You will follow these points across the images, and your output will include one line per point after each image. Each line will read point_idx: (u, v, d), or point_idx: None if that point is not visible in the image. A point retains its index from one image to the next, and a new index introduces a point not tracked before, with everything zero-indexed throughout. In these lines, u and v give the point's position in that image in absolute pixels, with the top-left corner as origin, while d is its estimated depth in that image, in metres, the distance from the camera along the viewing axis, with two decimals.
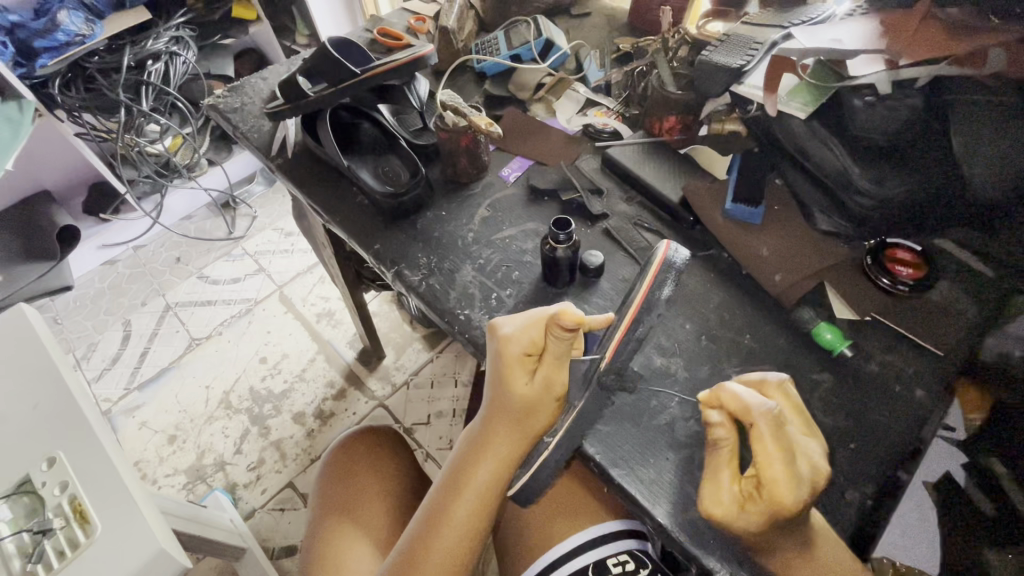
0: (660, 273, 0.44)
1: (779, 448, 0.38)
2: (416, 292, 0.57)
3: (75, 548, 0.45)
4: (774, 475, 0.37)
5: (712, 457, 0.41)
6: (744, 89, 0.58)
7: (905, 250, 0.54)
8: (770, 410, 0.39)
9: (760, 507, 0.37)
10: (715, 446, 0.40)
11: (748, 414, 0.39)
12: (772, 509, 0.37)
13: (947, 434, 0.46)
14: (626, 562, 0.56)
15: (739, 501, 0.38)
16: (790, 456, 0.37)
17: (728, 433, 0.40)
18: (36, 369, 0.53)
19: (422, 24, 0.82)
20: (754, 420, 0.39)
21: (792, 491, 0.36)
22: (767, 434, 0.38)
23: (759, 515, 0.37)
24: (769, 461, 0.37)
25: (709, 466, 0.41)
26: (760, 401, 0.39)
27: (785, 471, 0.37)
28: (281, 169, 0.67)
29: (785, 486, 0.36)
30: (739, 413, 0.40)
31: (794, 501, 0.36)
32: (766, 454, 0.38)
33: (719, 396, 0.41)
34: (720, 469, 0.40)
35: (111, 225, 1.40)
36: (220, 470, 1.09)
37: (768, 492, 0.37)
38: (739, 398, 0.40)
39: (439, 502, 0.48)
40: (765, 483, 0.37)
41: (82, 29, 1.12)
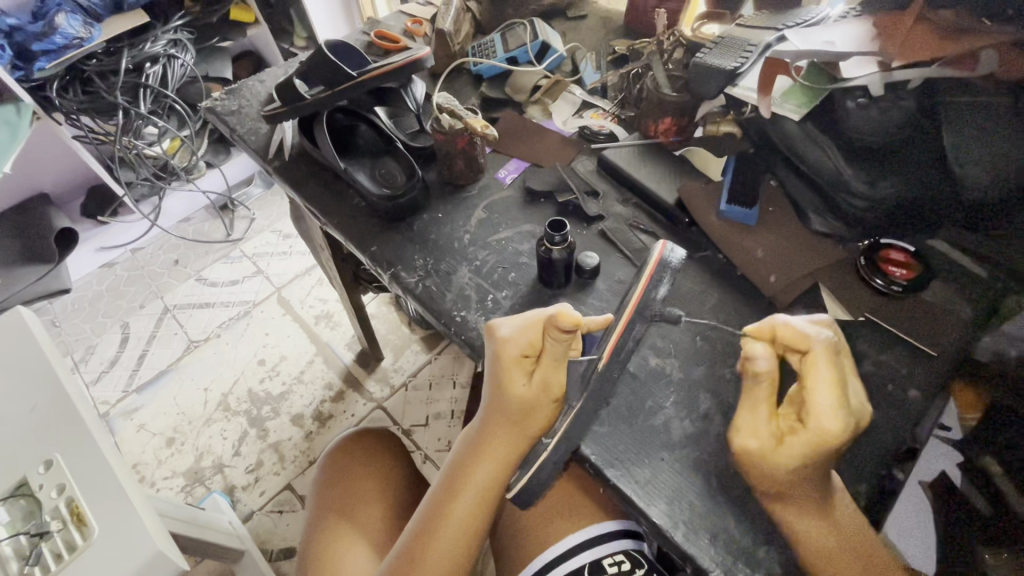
0: (656, 274, 0.45)
1: (831, 376, 0.37)
2: (413, 294, 0.57)
3: (72, 551, 0.46)
4: (819, 403, 0.36)
5: (750, 392, 0.39)
6: (738, 91, 0.59)
7: (898, 251, 0.54)
8: (828, 340, 0.39)
9: (800, 438, 0.36)
10: (754, 380, 0.39)
11: (804, 341, 0.39)
12: (814, 441, 0.35)
13: (944, 434, 0.50)
14: (621, 562, 0.56)
15: (777, 435, 0.37)
16: (840, 388, 0.36)
17: (772, 364, 0.38)
18: (33, 371, 0.53)
19: (419, 27, 0.83)
20: (811, 346, 0.39)
21: (838, 421, 0.35)
22: (821, 361, 0.38)
23: (799, 447, 0.36)
24: (817, 388, 0.37)
25: (747, 401, 0.39)
26: (817, 331, 0.39)
27: (835, 397, 0.36)
28: (278, 171, 0.67)
29: (828, 415, 0.35)
30: (792, 341, 0.40)
31: (838, 432, 0.35)
32: (817, 379, 0.37)
33: (771, 327, 0.42)
34: (760, 402, 0.39)
35: (111, 227, 1.41)
36: (218, 472, 1.09)
37: (812, 419, 0.36)
38: (794, 326, 0.40)
39: (437, 502, 0.48)
40: (809, 413, 0.36)
41: (79, 32, 1.12)
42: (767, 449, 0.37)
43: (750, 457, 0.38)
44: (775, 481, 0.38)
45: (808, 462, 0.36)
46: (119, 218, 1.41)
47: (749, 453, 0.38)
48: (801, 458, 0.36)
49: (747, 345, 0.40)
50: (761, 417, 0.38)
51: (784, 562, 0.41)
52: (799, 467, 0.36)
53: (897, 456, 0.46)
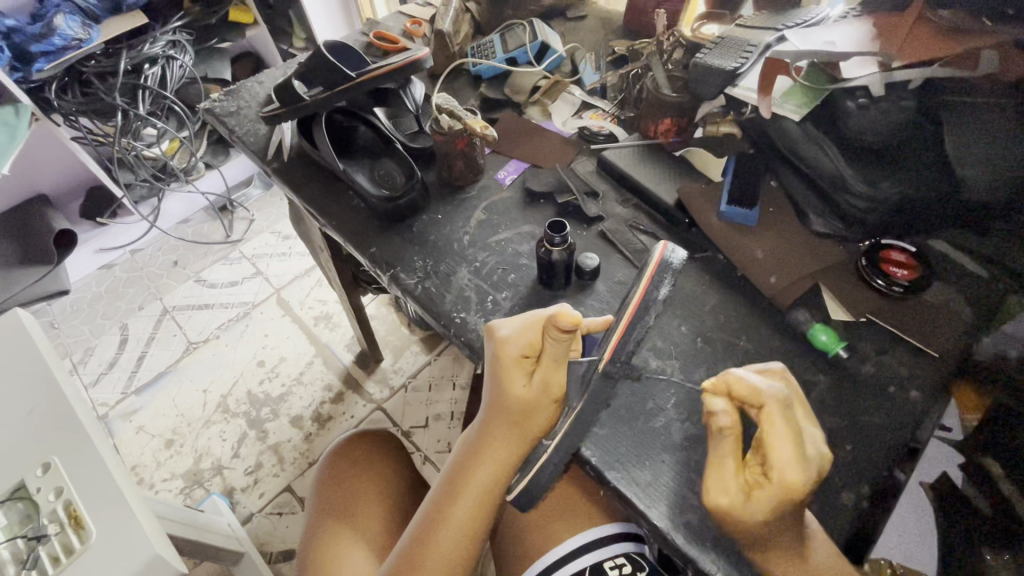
0: (657, 274, 0.44)
1: (789, 430, 0.36)
2: (412, 296, 0.57)
3: (70, 554, 0.45)
4: (779, 456, 0.35)
5: (716, 448, 0.38)
6: (738, 92, 0.59)
7: (900, 252, 0.54)
8: (779, 392, 0.37)
9: (768, 493, 0.35)
10: (719, 436, 0.38)
11: (757, 398, 0.38)
12: (780, 494, 0.34)
13: (943, 434, 0.48)
14: (622, 565, 0.56)
15: (746, 490, 0.36)
16: (799, 438, 0.36)
17: (733, 419, 0.37)
18: (29, 374, 0.53)
19: (418, 28, 0.83)
20: (764, 402, 0.37)
21: (800, 471, 0.34)
22: (777, 415, 0.37)
23: (767, 500, 0.35)
24: (777, 441, 0.36)
25: (714, 456, 0.38)
26: (769, 384, 0.38)
27: (795, 453, 0.35)
28: (276, 172, 0.67)
29: (790, 467, 0.35)
30: (748, 396, 0.38)
31: (800, 482, 0.34)
32: (774, 433, 0.36)
33: (724, 382, 0.40)
34: (726, 458, 0.37)
35: (109, 229, 1.41)
36: (217, 474, 1.09)
37: (776, 476, 0.35)
38: (746, 381, 0.38)
39: (438, 505, 0.48)
40: (771, 464, 0.35)
41: (77, 33, 1.12)
42: (738, 506, 0.36)
43: (724, 515, 0.37)
44: (750, 532, 0.37)
45: (776, 513, 0.35)
46: (118, 220, 1.42)
47: (722, 511, 0.37)
48: (770, 511, 0.35)
49: (708, 399, 0.39)
50: (727, 473, 0.37)
51: None
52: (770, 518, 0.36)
53: (898, 458, 0.45)
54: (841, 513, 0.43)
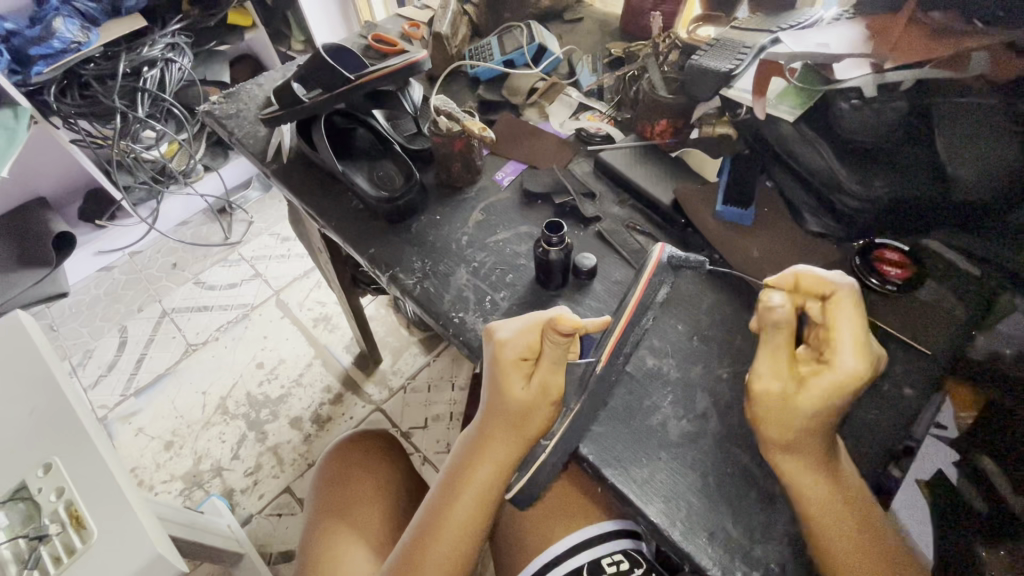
0: (654, 275, 0.45)
1: (856, 321, 0.37)
2: (411, 296, 0.57)
3: (71, 554, 0.46)
4: (842, 343, 0.36)
5: (768, 338, 0.38)
6: (732, 93, 0.60)
7: (894, 250, 0.54)
8: (852, 286, 0.39)
9: (824, 379, 0.36)
10: (772, 328, 0.38)
11: (829, 289, 0.39)
12: (839, 381, 0.35)
13: (937, 432, 0.49)
14: (620, 561, 0.56)
15: (798, 380, 0.37)
16: (864, 329, 0.37)
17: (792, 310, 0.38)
18: (31, 375, 0.53)
19: (416, 31, 0.83)
20: (835, 291, 0.38)
21: (862, 359, 0.35)
22: (847, 306, 0.38)
23: (824, 389, 0.36)
24: (841, 329, 0.37)
25: (764, 349, 0.39)
26: (840, 278, 0.39)
27: (860, 342, 0.36)
28: (275, 174, 0.68)
29: (853, 355, 0.36)
30: (815, 286, 0.40)
31: (862, 371, 0.35)
32: (842, 321, 0.37)
33: (790, 277, 0.41)
34: (779, 349, 0.38)
35: (106, 232, 1.41)
36: (217, 475, 1.09)
37: (840, 364, 0.36)
38: (817, 274, 0.40)
39: (437, 505, 0.48)
40: (834, 353, 0.36)
41: (77, 37, 1.12)
42: (790, 392, 0.37)
43: (772, 403, 0.38)
44: (789, 429, 0.38)
45: (829, 405, 0.36)
46: (115, 222, 1.42)
47: (772, 397, 0.38)
48: (825, 401, 0.36)
49: (764, 294, 0.39)
50: (782, 362, 0.38)
51: (782, 561, 0.41)
52: (819, 414, 0.36)
53: (892, 455, 0.46)
54: None
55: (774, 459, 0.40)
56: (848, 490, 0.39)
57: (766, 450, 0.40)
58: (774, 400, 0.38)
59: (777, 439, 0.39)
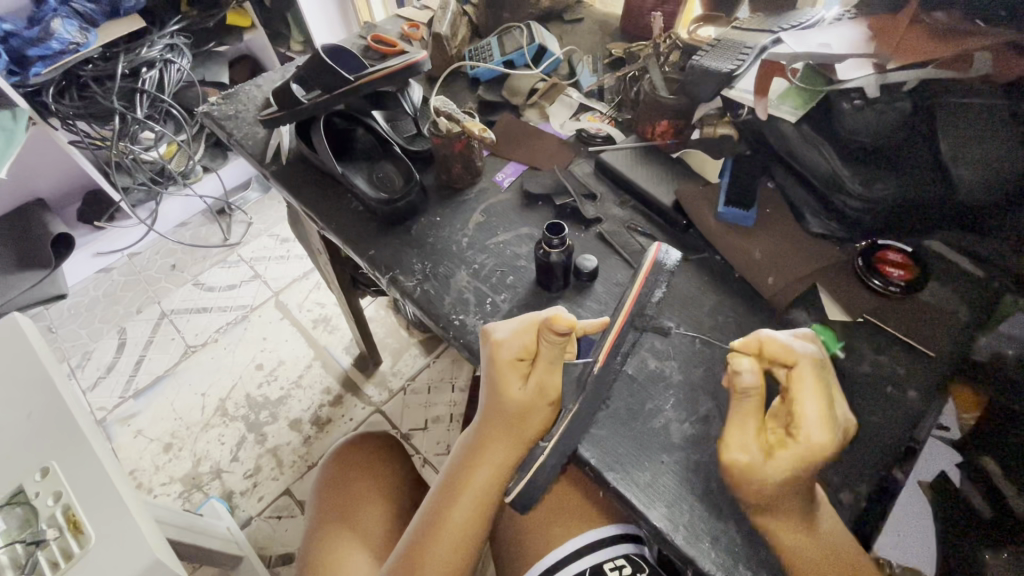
0: (652, 273, 0.45)
1: (818, 389, 0.38)
2: (411, 298, 0.57)
3: (69, 559, 0.45)
4: (806, 414, 0.37)
5: (737, 405, 0.39)
6: (733, 93, 0.59)
7: (896, 252, 0.54)
8: (814, 355, 0.40)
9: (789, 451, 0.36)
10: (742, 395, 0.39)
11: (791, 357, 0.40)
12: (804, 453, 0.36)
13: (941, 433, 0.49)
14: (622, 566, 0.56)
15: (766, 449, 0.38)
16: (827, 399, 0.38)
17: (759, 380, 0.38)
18: (28, 378, 0.53)
19: (416, 31, 0.83)
20: (798, 360, 0.39)
21: (827, 431, 0.36)
22: (808, 376, 0.39)
23: (790, 459, 0.36)
24: (805, 400, 0.37)
25: (733, 415, 0.40)
26: (802, 345, 0.40)
27: (822, 412, 0.37)
28: (274, 175, 0.67)
29: (817, 427, 0.36)
30: (779, 355, 0.40)
31: (827, 443, 0.36)
32: (804, 392, 0.38)
33: (754, 342, 0.42)
34: (747, 417, 0.39)
35: (105, 233, 1.41)
36: (216, 478, 1.09)
37: (803, 437, 0.36)
38: (779, 340, 0.40)
39: (436, 507, 0.48)
40: (798, 424, 0.37)
41: (75, 37, 1.12)
42: (757, 463, 0.37)
43: (740, 472, 0.38)
44: (759, 494, 0.38)
45: (797, 474, 0.36)
46: (114, 224, 1.41)
47: (739, 466, 0.38)
48: (791, 471, 0.36)
49: (733, 359, 0.40)
50: (749, 431, 0.38)
51: (786, 566, 0.40)
52: (787, 481, 0.37)
53: (897, 458, 0.45)
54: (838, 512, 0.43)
55: (755, 518, 0.40)
56: (833, 541, 0.40)
57: (748, 510, 0.40)
58: (741, 469, 0.38)
59: (752, 501, 0.39)
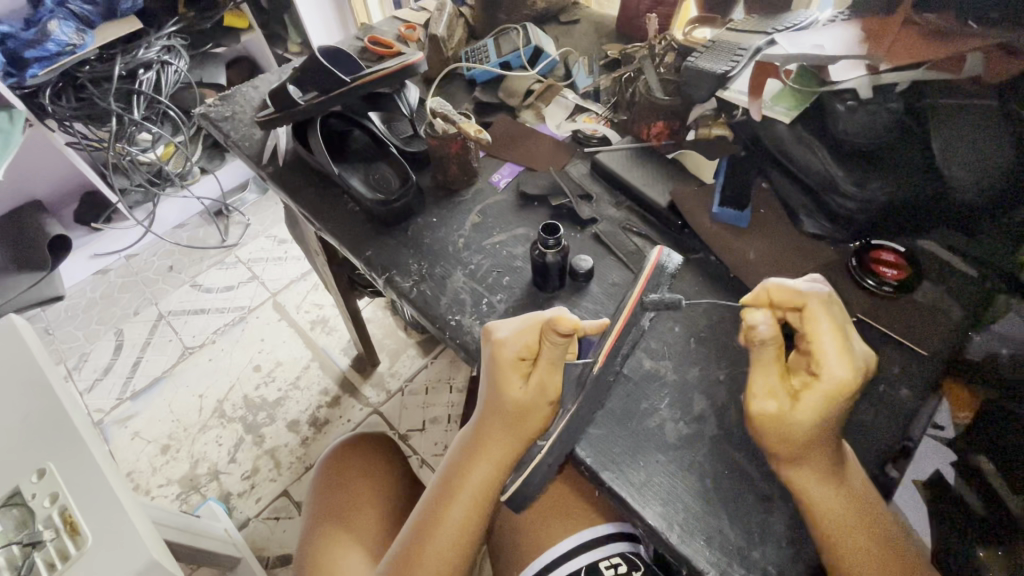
0: (652, 278, 0.46)
1: (833, 325, 0.37)
2: (408, 299, 0.57)
3: (66, 560, 0.45)
4: (826, 352, 0.37)
5: (756, 358, 0.38)
6: (728, 94, 0.60)
7: (890, 252, 0.54)
8: (822, 292, 0.38)
9: (816, 392, 0.36)
10: (759, 347, 0.37)
11: (799, 298, 0.38)
12: (831, 391, 0.36)
13: (936, 433, 0.48)
14: (617, 565, 0.56)
15: (792, 395, 0.37)
16: (844, 334, 0.37)
17: (775, 330, 0.37)
18: (24, 379, 0.53)
19: (412, 33, 0.83)
20: (808, 302, 0.38)
21: (850, 368, 0.36)
22: (821, 313, 0.38)
23: (817, 401, 0.36)
24: (823, 339, 0.37)
25: (755, 366, 0.39)
26: (810, 286, 0.39)
27: (840, 347, 0.36)
28: (272, 176, 0.67)
29: (839, 364, 0.36)
30: (788, 300, 0.39)
31: (850, 377, 0.36)
32: (821, 333, 0.37)
33: (762, 292, 0.40)
34: (769, 365, 0.38)
35: (103, 234, 1.41)
36: (213, 479, 1.09)
37: (827, 376, 0.36)
38: (786, 286, 0.39)
39: (434, 505, 0.48)
40: (819, 365, 0.37)
41: (72, 39, 1.11)
42: (786, 410, 0.37)
43: (771, 422, 0.38)
44: (791, 441, 0.38)
45: (825, 417, 0.37)
46: (112, 225, 1.41)
47: (769, 416, 0.38)
48: (820, 413, 0.36)
49: (746, 313, 0.38)
50: (774, 378, 0.38)
51: (779, 564, 0.41)
52: (817, 423, 0.37)
53: (889, 454, 0.46)
54: None
55: (781, 470, 0.40)
56: (860, 495, 0.40)
57: (774, 463, 0.40)
58: (771, 419, 0.38)
59: (783, 453, 0.39)
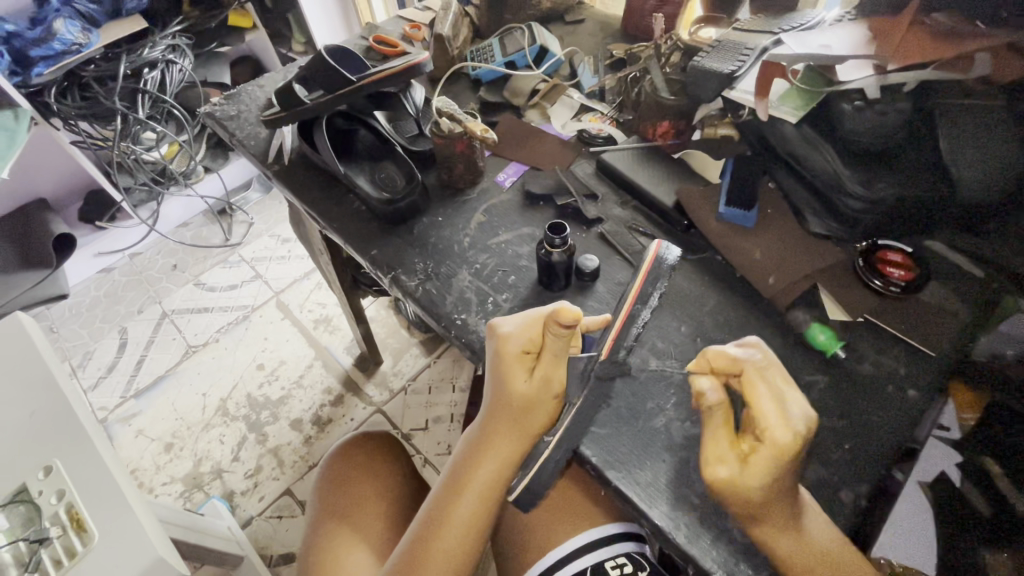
0: (652, 271, 0.45)
1: (768, 389, 0.38)
2: (413, 298, 0.57)
3: (73, 557, 0.46)
4: (767, 417, 0.37)
5: (706, 422, 0.39)
6: (734, 94, 0.59)
7: (896, 252, 0.54)
8: (755, 357, 0.40)
9: (762, 455, 0.36)
10: (707, 411, 0.39)
11: (736, 365, 0.39)
12: (774, 456, 0.36)
13: (942, 434, 0.46)
14: (623, 565, 0.56)
15: (741, 459, 0.38)
16: (780, 397, 0.38)
17: (721, 394, 0.38)
18: (32, 377, 0.53)
19: (418, 32, 0.83)
20: (744, 367, 0.39)
21: (789, 431, 0.36)
22: (756, 379, 0.39)
23: (765, 464, 0.36)
24: (760, 403, 0.38)
25: (705, 434, 0.40)
26: (745, 351, 0.40)
27: (777, 410, 0.37)
28: (277, 175, 0.68)
29: (779, 427, 0.36)
30: (726, 367, 0.40)
31: (792, 441, 0.36)
32: (758, 396, 0.38)
33: (704, 360, 0.41)
34: (719, 430, 0.39)
35: (106, 233, 1.41)
36: (217, 477, 1.09)
37: (767, 439, 0.36)
38: (725, 353, 0.40)
39: (441, 501, 0.48)
40: (764, 429, 0.37)
41: (77, 38, 1.12)
42: (737, 476, 0.37)
43: (725, 488, 0.38)
44: (749, 504, 0.38)
45: (773, 478, 0.37)
46: (116, 224, 1.41)
47: (722, 483, 0.38)
48: (769, 475, 0.36)
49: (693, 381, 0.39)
50: (722, 445, 0.38)
51: None
52: (769, 485, 0.37)
53: (896, 456, 0.46)
54: (841, 509, 0.44)
55: (750, 527, 0.39)
56: (826, 543, 0.39)
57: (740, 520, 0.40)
58: (724, 484, 0.38)
59: (748, 513, 0.39)
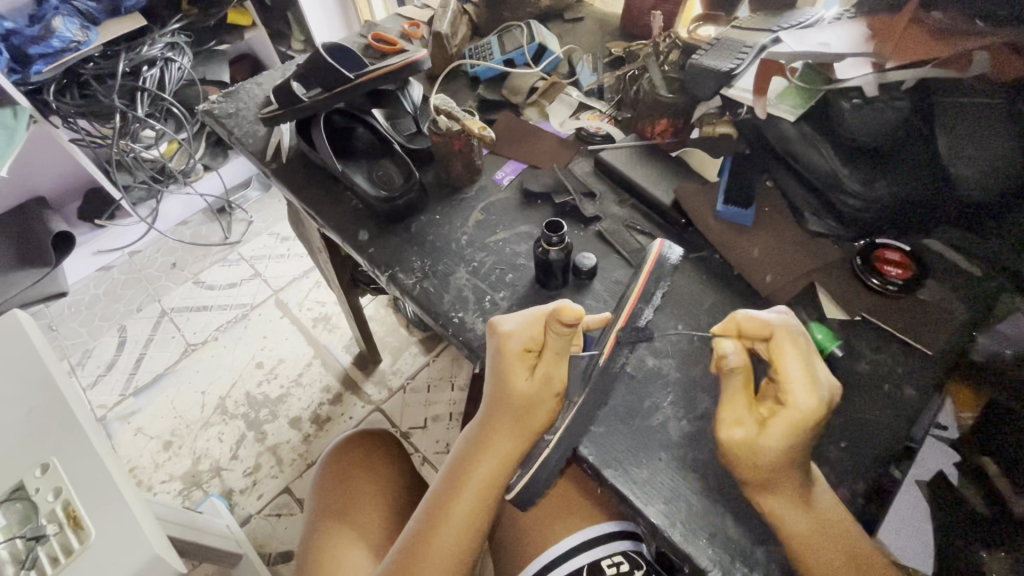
0: (655, 269, 0.46)
1: (797, 354, 0.38)
2: (411, 296, 0.57)
3: (69, 554, 0.46)
4: (791, 381, 0.37)
5: (726, 386, 0.40)
6: (733, 92, 0.60)
7: (894, 250, 0.54)
8: (788, 323, 0.39)
9: (781, 419, 0.37)
10: (728, 375, 0.40)
11: (766, 330, 0.40)
12: (795, 419, 0.36)
13: (941, 434, 0.51)
14: (620, 563, 0.56)
15: (760, 422, 0.38)
16: (807, 365, 0.38)
17: (744, 359, 0.40)
18: (30, 375, 0.53)
19: (416, 30, 0.83)
20: (772, 332, 0.39)
21: (813, 395, 0.36)
22: (786, 344, 0.39)
23: (782, 428, 0.37)
24: (787, 366, 0.38)
25: (725, 396, 0.40)
26: (777, 318, 0.40)
27: (803, 373, 0.37)
28: (275, 173, 0.67)
29: (803, 391, 0.37)
30: (757, 331, 0.40)
31: (814, 408, 0.36)
32: (785, 359, 0.38)
33: (732, 325, 0.42)
34: (739, 393, 0.40)
35: (105, 231, 1.41)
36: (215, 475, 1.09)
37: (789, 401, 0.37)
38: (755, 318, 0.40)
39: (439, 499, 0.48)
40: (786, 392, 0.37)
41: (76, 36, 1.12)
42: (754, 436, 0.38)
43: (742, 449, 0.38)
44: (758, 469, 0.38)
45: (791, 442, 0.37)
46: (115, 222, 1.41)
47: (736, 444, 0.38)
48: (786, 440, 0.37)
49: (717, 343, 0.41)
50: (741, 407, 0.39)
51: (781, 565, 0.41)
52: (786, 450, 0.37)
53: (894, 455, 0.46)
54: None
55: (756, 497, 0.40)
56: (831, 518, 0.40)
57: (746, 489, 0.40)
58: (739, 446, 0.38)
59: (754, 479, 0.39)
